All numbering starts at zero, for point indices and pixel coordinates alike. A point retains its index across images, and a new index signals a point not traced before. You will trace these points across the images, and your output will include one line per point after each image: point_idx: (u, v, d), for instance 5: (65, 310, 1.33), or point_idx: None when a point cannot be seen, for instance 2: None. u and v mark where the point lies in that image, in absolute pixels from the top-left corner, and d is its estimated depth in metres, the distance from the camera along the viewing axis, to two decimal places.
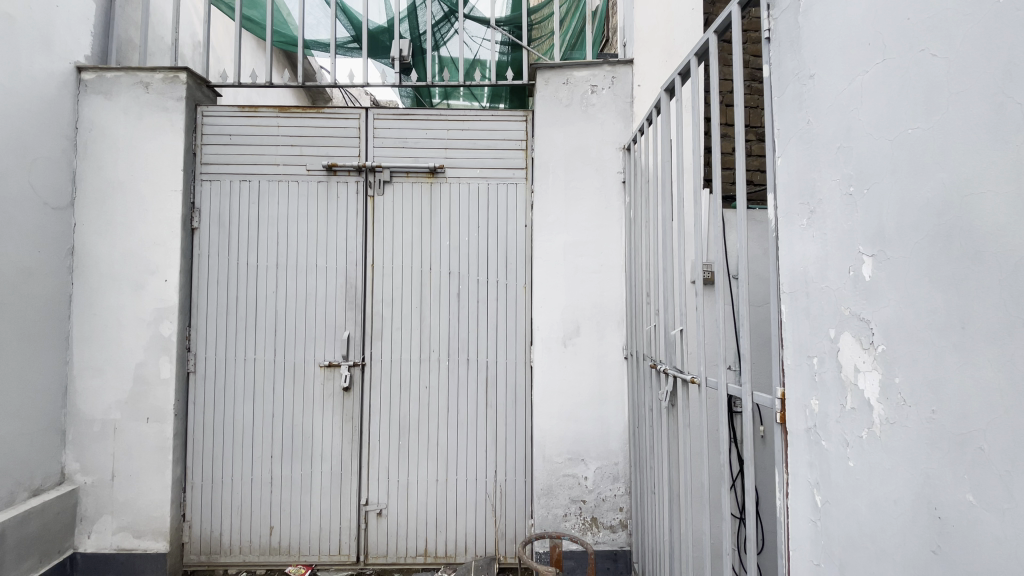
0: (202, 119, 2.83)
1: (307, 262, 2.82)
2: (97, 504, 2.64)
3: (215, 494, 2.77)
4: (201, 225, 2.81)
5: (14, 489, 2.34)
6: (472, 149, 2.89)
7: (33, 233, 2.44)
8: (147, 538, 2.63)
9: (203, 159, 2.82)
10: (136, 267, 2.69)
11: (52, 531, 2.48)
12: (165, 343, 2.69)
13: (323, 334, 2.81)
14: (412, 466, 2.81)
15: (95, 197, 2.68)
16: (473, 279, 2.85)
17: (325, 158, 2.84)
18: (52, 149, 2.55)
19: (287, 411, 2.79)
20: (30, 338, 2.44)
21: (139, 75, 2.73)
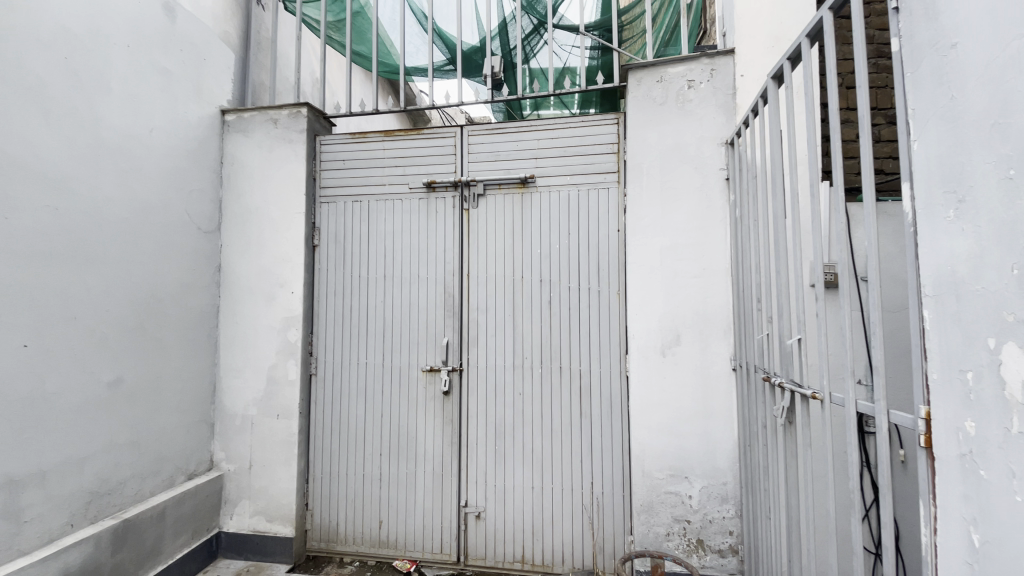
0: (320, 148, 3.15)
1: (410, 273, 3.01)
2: (237, 490, 3.01)
3: (333, 487, 3.03)
4: (320, 242, 3.11)
5: (174, 473, 2.76)
6: (563, 157, 2.88)
7: (190, 255, 2.88)
8: (277, 523, 2.95)
9: (321, 183, 3.14)
10: (268, 281, 3.05)
11: (202, 511, 2.88)
12: (291, 348, 3.02)
13: (424, 341, 2.97)
14: (509, 472, 2.85)
15: (236, 221, 3.11)
16: (565, 286, 2.83)
17: (425, 176, 3.02)
18: (203, 183, 2.99)
19: (394, 414, 2.98)
20: (187, 344, 2.87)
21: (269, 113, 3.12)
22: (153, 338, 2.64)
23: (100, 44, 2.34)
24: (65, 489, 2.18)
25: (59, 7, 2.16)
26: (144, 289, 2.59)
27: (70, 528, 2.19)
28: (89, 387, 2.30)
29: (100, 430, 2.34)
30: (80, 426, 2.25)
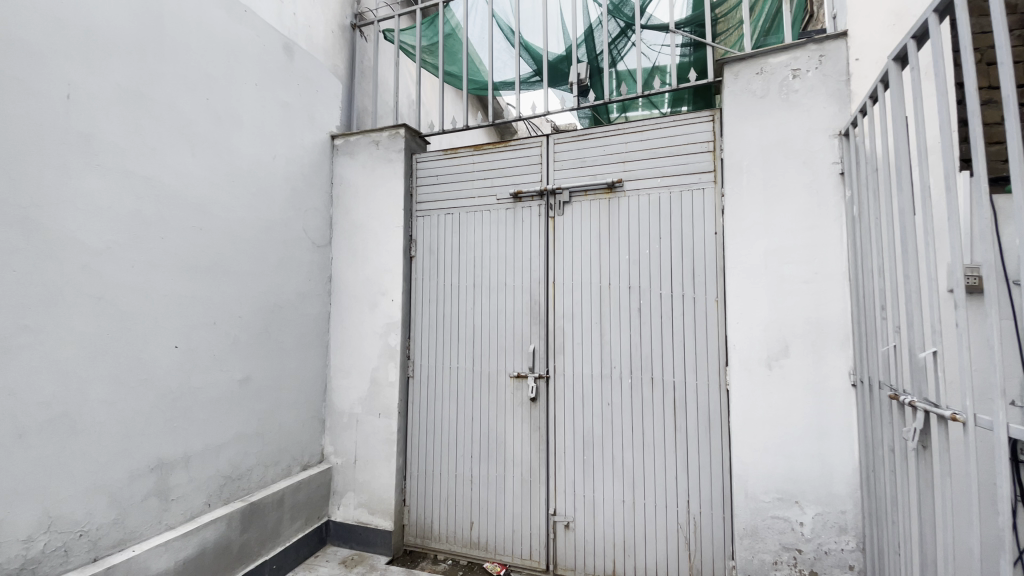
0: (416, 165, 3.36)
1: (498, 281, 3.09)
2: (344, 482, 3.28)
3: (428, 485, 3.18)
4: (416, 253, 3.31)
5: (291, 463, 3.07)
6: (652, 160, 2.80)
7: (305, 267, 3.21)
8: (378, 516, 3.16)
9: (417, 198, 3.34)
10: (371, 290, 3.31)
11: (315, 499, 3.17)
12: (391, 352, 3.23)
13: (513, 347, 3.02)
14: (598, 483, 2.79)
15: (344, 235, 3.41)
16: (656, 293, 2.74)
17: (512, 186, 3.09)
18: (316, 202, 3.33)
19: (484, 418, 3.06)
20: (303, 348, 3.19)
21: (371, 136, 3.40)
22: (275, 341, 2.97)
23: (232, 84, 2.71)
24: (205, 472, 2.52)
25: (202, 57, 2.54)
26: (269, 297, 2.94)
27: (207, 507, 2.53)
28: (224, 384, 2.64)
29: (233, 422, 2.69)
30: (217, 417, 2.60)
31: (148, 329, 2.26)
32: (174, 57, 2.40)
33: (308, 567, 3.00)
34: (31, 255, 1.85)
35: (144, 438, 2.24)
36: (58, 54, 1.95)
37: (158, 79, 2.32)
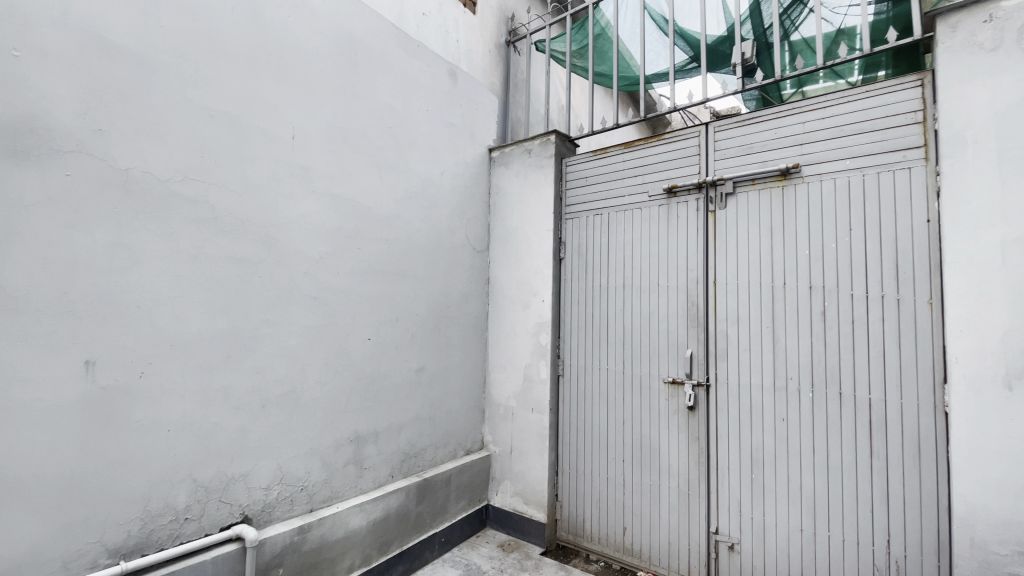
0: (566, 168, 3.42)
1: (651, 281, 2.98)
2: (502, 470, 3.50)
3: (579, 484, 3.22)
4: (566, 255, 3.38)
5: (456, 448, 3.38)
6: (838, 138, 2.42)
7: (467, 271, 3.51)
8: (532, 507, 3.31)
9: (568, 201, 3.40)
10: (525, 291, 3.47)
11: (476, 483, 3.45)
12: (543, 351, 3.34)
13: (668, 351, 2.89)
14: (767, 505, 2.53)
15: (500, 240, 3.65)
16: (843, 294, 2.37)
17: (666, 181, 2.96)
18: (476, 210, 3.61)
19: (637, 423, 2.99)
20: (466, 344, 3.48)
21: (524, 144, 3.56)
22: (443, 337, 3.30)
23: (409, 112, 3.10)
24: (389, 449, 2.93)
25: (385, 91, 2.95)
26: (438, 298, 3.27)
27: (391, 478, 2.93)
28: (403, 373, 3.02)
29: (410, 406, 3.06)
30: (398, 402, 2.99)
31: (348, 324, 2.71)
32: (366, 95, 2.83)
33: (470, 545, 3.28)
34: (269, 264, 2.36)
35: (344, 415, 2.68)
36: (286, 104, 2.45)
37: (354, 116, 2.77)
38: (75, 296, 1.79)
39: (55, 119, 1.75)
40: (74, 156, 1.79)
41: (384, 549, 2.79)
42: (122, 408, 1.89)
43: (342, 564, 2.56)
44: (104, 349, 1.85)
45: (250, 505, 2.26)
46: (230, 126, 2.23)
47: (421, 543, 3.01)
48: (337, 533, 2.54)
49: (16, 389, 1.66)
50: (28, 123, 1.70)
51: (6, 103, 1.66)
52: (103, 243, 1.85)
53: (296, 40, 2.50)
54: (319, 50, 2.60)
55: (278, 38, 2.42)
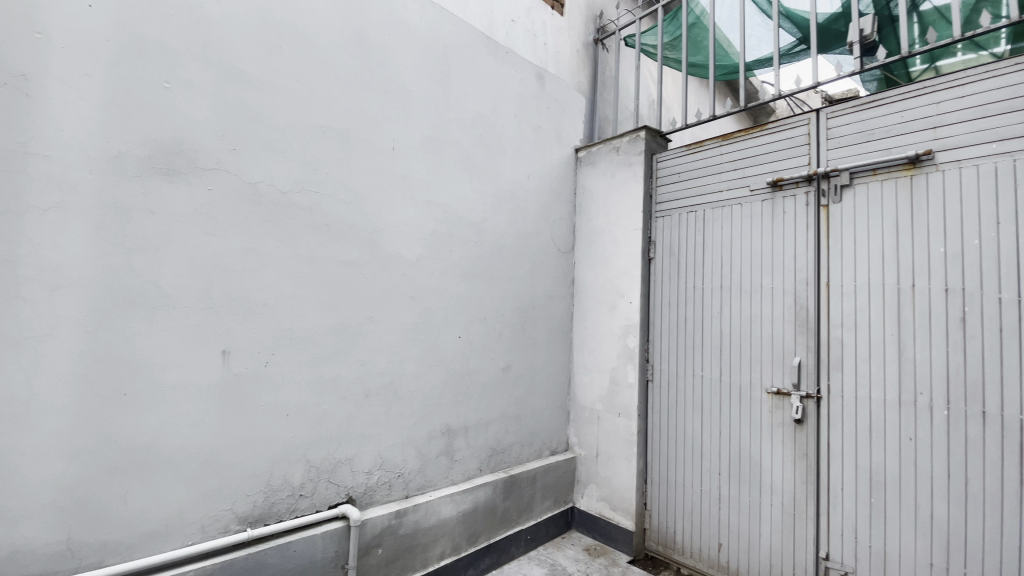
0: (657, 165, 3.31)
1: (751, 283, 2.79)
2: (587, 473, 3.46)
3: (670, 494, 3.09)
4: (656, 255, 3.26)
5: (541, 447, 3.40)
6: (982, 118, 2.10)
7: (553, 272, 3.52)
8: (619, 513, 3.24)
9: (658, 198, 3.28)
10: (612, 292, 3.40)
11: (561, 484, 3.44)
12: (631, 354, 3.25)
13: (771, 358, 2.69)
14: (889, 534, 2.25)
15: (586, 240, 3.61)
16: (989, 298, 2.05)
17: (770, 175, 2.75)
18: (562, 211, 3.61)
19: (733, 434, 2.81)
20: (551, 344, 3.50)
21: (612, 142, 3.50)
22: (529, 337, 3.34)
23: (498, 117, 3.18)
24: (477, 444, 3.02)
25: (476, 98, 3.05)
26: (524, 299, 3.32)
27: (479, 472, 3.02)
28: (491, 371, 3.10)
29: (497, 404, 3.14)
30: (486, 398, 3.07)
31: (440, 322, 2.83)
32: (458, 103, 2.95)
33: (555, 545, 3.28)
34: (372, 265, 2.54)
35: (436, 408, 2.81)
36: (387, 116, 2.62)
37: (447, 124, 2.90)
38: (214, 294, 2.05)
39: (199, 141, 2.03)
40: (214, 172, 2.06)
41: (472, 540, 2.88)
42: (250, 392, 2.14)
43: (433, 550, 2.69)
44: (236, 340, 2.10)
45: (353, 487, 2.45)
46: (338, 139, 2.43)
47: (507, 538, 3.07)
48: (429, 520, 2.67)
49: (170, 373, 1.95)
50: (180, 145, 1.98)
51: (164, 129, 1.95)
52: (236, 247, 2.11)
53: (396, 57, 2.67)
54: (417, 64, 2.76)
55: (381, 56, 2.61)
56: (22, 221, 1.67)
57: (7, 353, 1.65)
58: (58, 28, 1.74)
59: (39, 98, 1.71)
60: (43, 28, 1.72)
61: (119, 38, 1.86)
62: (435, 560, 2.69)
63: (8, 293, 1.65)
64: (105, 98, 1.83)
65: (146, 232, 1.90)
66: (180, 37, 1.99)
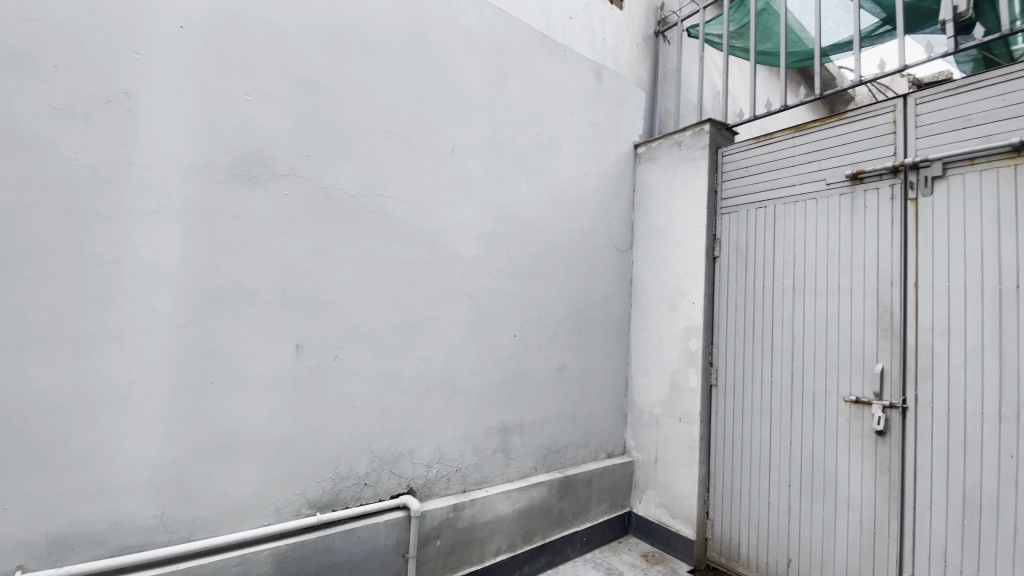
0: (722, 159, 3.17)
1: (827, 283, 2.61)
2: (645, 478, 3.38)
3: (734, 503, 2.96)
4: (721, 253, 3.13)
5: (598, 449, 3.36)
6: None
7: (610, 271, 3.46)
8: (679, 521, 3.14)
9: (724, 194, 3.15)
10: (673, 292, 3.29)
11: (618, 487, 3.38)
12: (693, 356, 3.14)
13: (849, 364, 2.50)
14: (988, 562, 2.04)
15: (646, 239, 3.52)
16: None
17: (849, 167, 2.56)
18: (619, 209, 3.54)
19: (805, 444, 2.65)
20: (608, 345, 3.44)
21: (673, 137, 3.39)
22: (585, 337, 3.31)
23: (555, 116, 3.17)
24: (533, 442, 3.03)
25: (533, 97, 3.05)
26: (581, 298, 3.29)
27: (535, 471, 3.03)
28: (547, 370, 3.10)
29: (553, 403, 3.13)
30: (542, 397, 3.07)
31: (497, 320, 2.87)
32: (515, 103, 2.97)
33: (612, 550, 3.23)
34: (432, 265, 2.61)
35: (493, 406, 2.85)
36: (447, 119, 2.69)
37: (505, 125, 2.92)
38: (288, 291, 2.19)
39: (275, 148, 2.17)
40: (288, 177, 2.20)
41: (528, 538, 2.90)
42: (319, 385, 2.27)
43: (489, 546, 2.73)
44: (307, 336, 2.23)
45: (414, 479, 2.53)
46: (401, 143, 2.52)
47: (562, 539, 3.06)
48: (486, 516, 2.71)
49: (249, 365, 2.10)
50: (258, 153, 2.13)
51: (245, 139, 2.10)
52: (308, 248, 2.24)
53: (456, 61, 2.73)
54: (476, 67, 2.80)
55: (441, 61, 2.67)
56: (126, 225, 1.86)
57: (114, 344, 1.84)
58: (156, 50, 1.92)
59: (140, 114, 1.89)
60: (141, 49, 1.89)
61: (205, 56, 2.02)
62: (491, 556, 2.74)
63: (114, 290, 1.84)
64: (195, 112, 2.00)
65: (229, 234, 2.06)
66: (258, 52, 2.13)
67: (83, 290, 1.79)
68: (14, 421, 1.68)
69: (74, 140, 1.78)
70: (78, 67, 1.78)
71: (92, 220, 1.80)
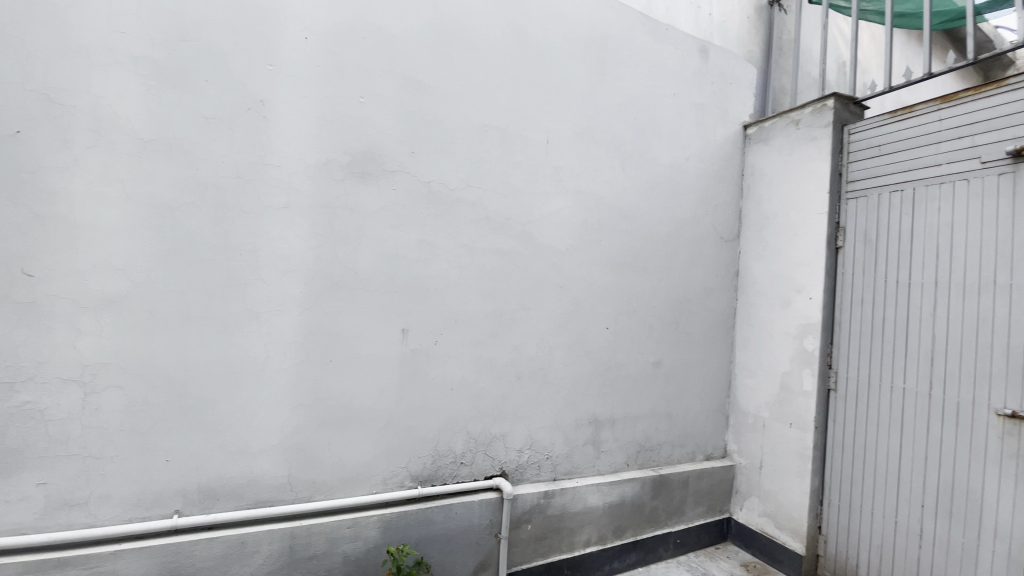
0: (849, 138, 2.83)
1: (980, 278, 2.24)
2: (748, 484, 3.17)
3: (853, 521, 2.68)
4: (845, 243, 2.81)
5: (695, 450, 3.20)
6: None
7: (713, 262, 3.26)
8: (786, 533, 2.90)
9: (850, 177, 2.82)
10: (786, 285, 3.02)
11: (717, 491, 3.21)
12: (808, 357, 2.87)
13: (1008, 373, 2.14)
14: None
15: (755, 228, 3.27)
16: None
17: (1012, 142, 2.16)
18: (725, 196, 3.32)
19: (945, 462, 2.32)
20: (709, 341, 3.26)
21: (790, 115, 3.10)
22: (683, 332, 3.16)
23: (655, 100, 3.04)
24: (627, 437, 2.97)
25: (632, 82, 2.95)
26: (680, 291, 3.14)
27: (627, 466, 2.96)
28: (641, 365, 3.01)
29: (648, 399, 3.04)
30: (635, 392, 2.99)
31: (589, 312, 2.84)
32: (613, 90, 2.90)
33: (708, 556, 3.09)
34: (526, 256, 2.65)
35: (586, 398, 2.83)
36: (544, 111, 2.69)
37: (601, 112, 2.86)
38: (396, 280, 2.35)
39: (385, 146, 2.32)
40: (395, 172, 2.34)
41: (619, 533, 2.86)
42: (422, 367, 2.41)
43: (580, 536, 2.73)
44: (411, 320, 2.38)
45: (507, 463, 2.61)
46: (498, 135, 2.57)
47: (655, 538, 2.97)
48: (577, 506, 2.72)
49: (361, 346, 2.28)
50: (370, 151, 2.29)
51: (359, 138, 2.27)
52: (413, 239, 2.38)
53: (553, 51, 2.72)
54: (572, 55, 2.77)
55: (538, 53, 2.67)
56: (262, 219, 2.11)
57: (252, 324, 2.10)
58: (285, 61, 2.14)
59: (273, 120, 2.12)
60: (273, 61, 2.12)
61: (326, 63, 2.21)
62: (581, 546, 2.74)
63: (253, 276, 2.10)
64: (317, 116, 2.20)
65: (345, 226, 2.25)
66: (370, 57, 2.29)
67: (229, 276, 2.06)
68: (177, 386, 1.99)
69: (221, 145, 2.04)
70: (224, 80, 2.04)
71: (235, 214, 2.06)
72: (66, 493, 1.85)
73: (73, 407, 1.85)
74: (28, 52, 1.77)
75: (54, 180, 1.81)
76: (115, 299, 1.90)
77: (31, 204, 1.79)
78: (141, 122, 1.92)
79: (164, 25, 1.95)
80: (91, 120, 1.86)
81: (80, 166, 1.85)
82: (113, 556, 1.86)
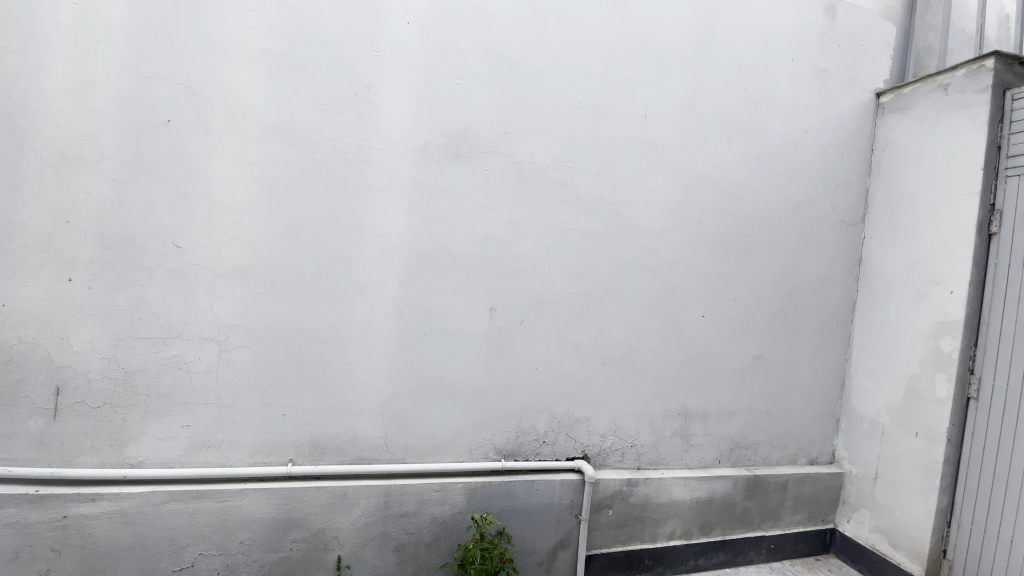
0: (1013, 104, 2.39)
1: None
2: (859, 495, 2.87)
3: (989, 550, 2.34)
4: (1001, 230, 2.40)
5: (797, 452, 2.95)
6: None
7: (830, 248, 2.94)
8: (904, 554, 2.60)
9: (1011, 151, 2.39)
10: (921, 277, 2.65)
11: (821, 498, 2.94)
12: (944, 359, 2.51)
13: None
14: None
15: (884, 211, 2.89)
16: None
17: None
18: (849, 174, 2.96)
19: None
20: (821, 336, 2.96)
21: (937, 79, 2.68)
22: (790, 325, 2.90)
23: (769, 69, 2.76)
24: (719, 431, 2.81)
25: (742, 50, 2.71)
26: (789, 279, 2.88)
27: (718, 463, 2.81)
28: (740, 357, 2.82)
29: (746, 393, 2.84)
30: (731, 386, 2.81)
31: (683, 298, 2.70)
32: (720, 60, 2.68)
33: (807, 566, 2.86)
34: (616, 237, 2.57)
35: (675, 387, 2.72)
36: (642, 85, 2.57)
37: (705, 85, 2.67)
38: (487, 259, 2.39)
39: (479, 126, 2.36)
40: (489, 152, 2.38)
41: (706, 530, 2.74)
42: (509, 345, 2.45)
43: (663, 528, 2.66)
44: (501, 299, 2.42)
45: (590, 447, 2.59)
46: (593, 113, 2.50)
47: (746, 540, 2.81)
48: (661, 497, 2.64)
49: (452, 322, 2.37)
50: (465, 132, 2.34)
51: (455, 119, 2.33)
52: (504, 219, 2.40)
53: (654, 21, 2.56)
54: (676, 25, 2.60)
55: (638, 24, 2.54)
56: (366, 198, 2.24)
57: (356, 296, 2.26)
58: (389, 46, 2.24)
59: (377, 104, 2.24)
60: (378, 47, 2.22)
61: (425, 46, 2.28)
62: (664, 538, 2.67)
63: (358, 252, 2.25)
64: (417, 98, 2.28)
65: (440, 206, 2.33)
66: (468, 38, 2.32)
67: (338, 250, 2.22)
68: (292, 349, 2.20)
69: (333, 129, 2.19)
70: (335, 68, 2.18)
71: (343, 194, 2.22)
72: (204, 436, 2.13)
73: (209, 362, 2.12)
74: (176, 50, 2.02)
75: (196, 163, 2.06)
76: (243, 270, 2.13)
77: (178, 184, 2.05)
78: (266, 110, 2.12)
79: (284, 18, 2.12)
80: (224, 109, 2.08)
81: (216, 151, 2.08)
82: (240, 493, 2.13)
